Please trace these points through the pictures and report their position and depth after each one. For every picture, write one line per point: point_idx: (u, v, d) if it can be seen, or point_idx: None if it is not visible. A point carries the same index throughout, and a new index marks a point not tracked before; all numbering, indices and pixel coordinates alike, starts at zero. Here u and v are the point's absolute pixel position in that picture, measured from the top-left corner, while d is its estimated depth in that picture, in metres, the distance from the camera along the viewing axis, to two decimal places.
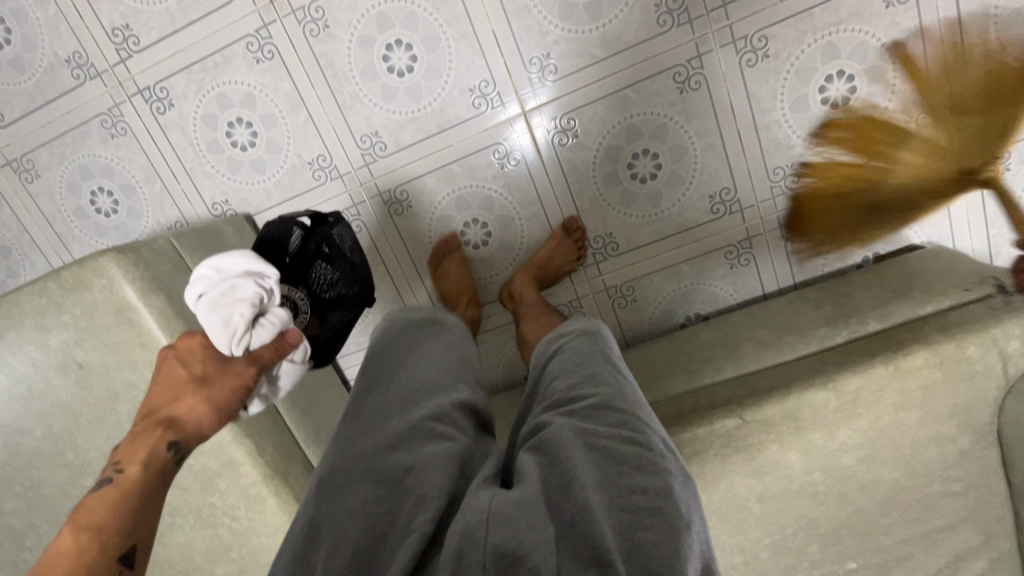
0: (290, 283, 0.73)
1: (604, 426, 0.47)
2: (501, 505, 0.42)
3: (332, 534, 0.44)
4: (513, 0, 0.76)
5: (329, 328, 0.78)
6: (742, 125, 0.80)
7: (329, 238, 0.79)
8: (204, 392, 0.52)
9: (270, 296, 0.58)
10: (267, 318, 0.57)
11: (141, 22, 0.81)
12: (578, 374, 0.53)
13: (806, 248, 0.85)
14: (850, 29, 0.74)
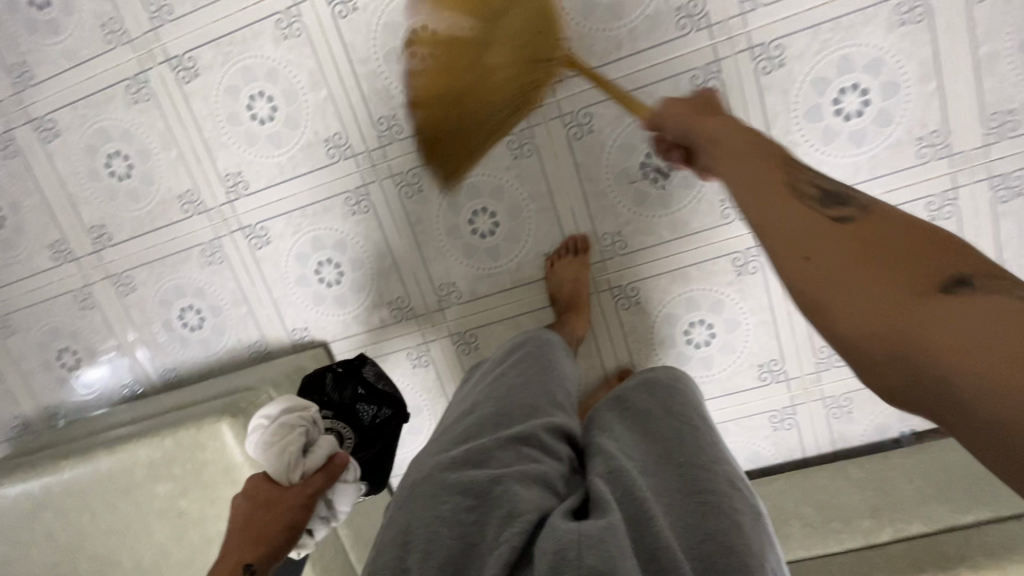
0: (337, 417, 0.81)
1: (678, 462, 0.56)
2: (589, 527, 0.48)
3: (426, 530, 0.52)
4: (592, 184, 0.85)
5: (373, 456, 0.81)
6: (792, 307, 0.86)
7: (361, 377, 0.85)
8: (274, 514, 0.60)
9: (314, 425, 0.66)
10: (318, 447, 0.64)
11: (252, 170, 0.89)
12: (647, 428, 0.62)
13: (848, 419, 0.90)
14: None
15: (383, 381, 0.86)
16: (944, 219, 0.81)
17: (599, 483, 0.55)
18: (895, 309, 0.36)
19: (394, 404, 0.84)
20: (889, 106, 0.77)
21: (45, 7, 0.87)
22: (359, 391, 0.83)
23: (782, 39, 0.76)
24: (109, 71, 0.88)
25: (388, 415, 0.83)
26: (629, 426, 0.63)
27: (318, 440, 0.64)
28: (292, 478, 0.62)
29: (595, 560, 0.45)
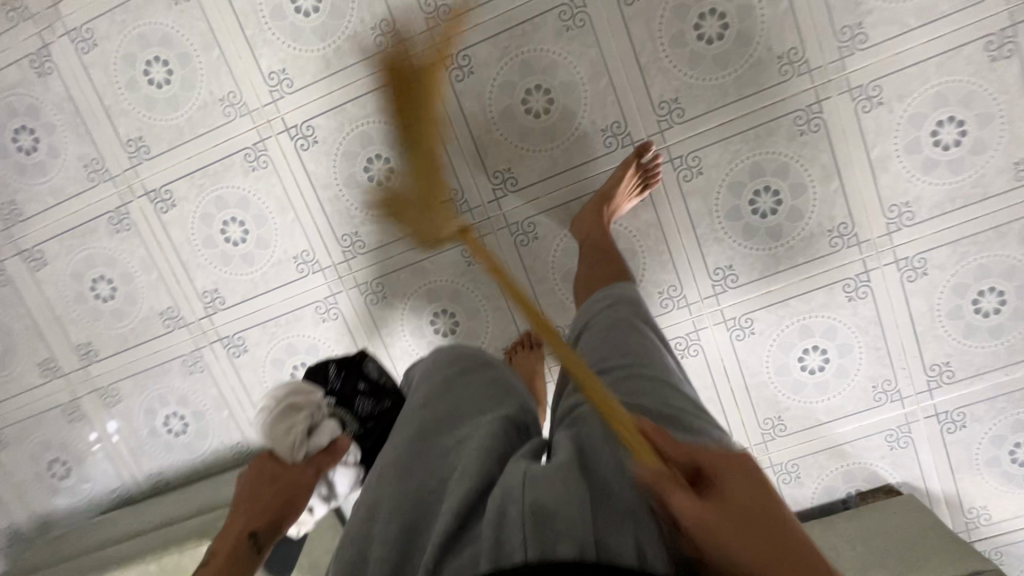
0: (339, 407, 0.86)
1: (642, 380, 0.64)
2: (536, 473, 0.53)
3: (392, 507, 0.55)
4: (541, 285, 0.93)
5: (375, 444, 0.84)
6: (734, 384, 0.94)
7: (364, 371, 0.89)
8: (278, 489, 0.74)
9: (318, 409, 0.78)
10: (320, 430, 0.77)
11: (227, 287, 0.97)
12: (613, 346, 0.70)
13: (796, 482, 0.96)
14: (821, 316, 0.90)
15: (380, 376, 0.88)
16: (862, 298, 0.89)
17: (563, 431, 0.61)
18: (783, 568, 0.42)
19: (392, 397, 0.86)
20: (800, 204, 0.86)
21: (31, 152, 0.95)
22: (360, 385, 0.87)
23: (697, 152, 0.86)
24: (92, 204, 0.95)
25: (388, 406, 0.85)
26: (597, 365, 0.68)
27: (321, 423, 0.77)
28: (296, 456, 0.75)
29: (537, 493, 0.50)
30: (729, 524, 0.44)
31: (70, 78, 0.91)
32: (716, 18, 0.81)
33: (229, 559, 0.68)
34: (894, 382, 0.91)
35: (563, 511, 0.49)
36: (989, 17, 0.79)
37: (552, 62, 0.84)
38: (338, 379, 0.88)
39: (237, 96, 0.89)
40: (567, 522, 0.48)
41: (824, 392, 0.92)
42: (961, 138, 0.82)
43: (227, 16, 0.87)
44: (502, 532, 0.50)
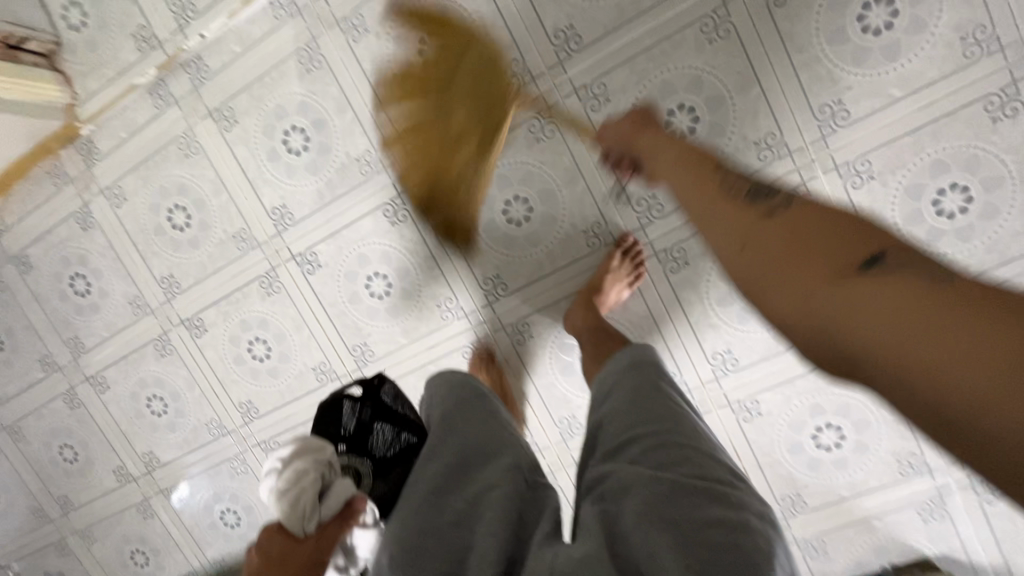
0: (353, 448, 0.82)
1: (675, 446, 0.56)
2: (564, 561, 0.50)
3: None
4: (541, 378, 0.97)
5: (393, 488, 0.78)
6: (746, 463, 0.93)
7: (379, 398, 0.87)
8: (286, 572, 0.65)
9: (331, 469, 0.69)
10: (332, 495, 0.67)
11: (259, 397, 1.07)
12: (635, 405, 0.61)
13: (823, 558, 0.94)
14: (832, 394, 0.87)
15: (403, 407, 0.86)
16: None
17: (592, 504, 0.55)
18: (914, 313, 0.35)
19: (416, 429, 0.82)
20: None
21: (86, 295, 1.08)
22: (376, 411, 0.85)
23: (682, 244, 0.85)
24: (139, 335, 1.08)
25: (409, 441, 0.81)
26: (628, 422, 0.60)
27: (335, 484, 0.68)
28: (308, 529, 0.66)
29: None
30: (821, 285, 0.40)
31: (108, 230, 1.03)
32: (685, 112, 0.81)
33: None
34: (920, 455, 0.87)
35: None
36: (986, 78, 0.73)
37: (527, 173, 0.87)
38: (353, 417, 0.85)
39: (247, 232, 0.98)
40: None
41: (843, 469, 0.89)
42: (967, 205, 0.77)
43: (230, 163, 0.95)
44: None
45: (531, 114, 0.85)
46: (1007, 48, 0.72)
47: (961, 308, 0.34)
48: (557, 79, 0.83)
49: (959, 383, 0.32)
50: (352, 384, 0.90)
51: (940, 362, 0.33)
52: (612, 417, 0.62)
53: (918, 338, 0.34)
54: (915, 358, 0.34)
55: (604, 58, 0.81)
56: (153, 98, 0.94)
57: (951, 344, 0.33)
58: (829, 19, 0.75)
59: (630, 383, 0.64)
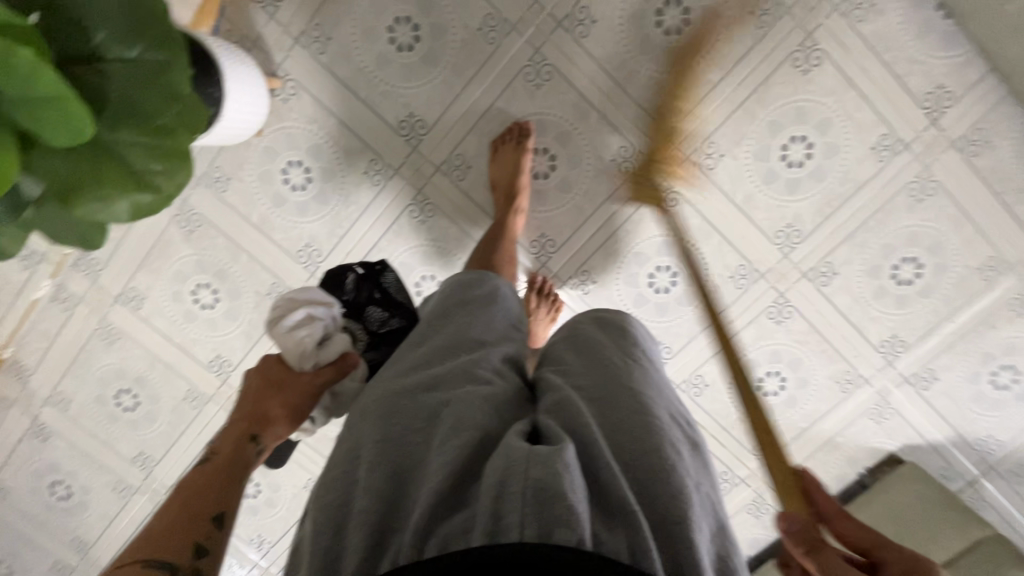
0: (350, 316, 0.81)
1: (624, 388, 0.60)
2: (539, 449, 0.49)
3: (378, 445, 0.56)
4: None
5: (383, 359, 0.80)
6: (711, 429, 1.00)
7: (382, 283, 0.82)
8: (283, 396, 0.69)
9: (332, 318, 0.73)
10: (333, 340, 0.72)
11: (268, 528, 1.13)
12: (592, 354, 0.65)
13: None
14: (761, 347, 0.95)
15: (398, 293, 0.82)
16: (789, 317, 0.93)
17: (547, 414, 0.58)
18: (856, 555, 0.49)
19: (407, 316, 0.80)
20: (693, 269, 0.91)
21: (70, 496, 1.11)
22: (375, 296, 0.81)
23: (584, 265, 0.92)
24: (135, 513, 1.11)
25: (399, 327, 0.80)
26: (566, 365, 0.65)
27: (335, 334, 0.72)
28: (306, 363, 0.71)
29: (541, 472, 0.48)
30: None
31: (66, 434, 1.06)
32: (544, 155, 0.87)
33: (226, 466, 0.62)
34: (853, 371, 0.95)
35: (568, 495, 0.46)
36: (786, 39, 0.79)
37: (424, 252, 0.92)
38: (352, 291, 0.81)
39: (195, 391, 1.02)
40: (569, 501, 0.46)
41: (793, 404, 0.98)
42: (810, 151, 0.84)
43: (154, 335, 0.98)
44: (501, 505, 0.47)
45: (407, 201, 0.89)
46: (792, 8, 0.78)
47: None
48: (413, 127, 0.85)
49: None
50: (359, 261, 0.86)
51: None
52: (570, 357, 0.66)
53: None
54: None
55: (452, 131, 0.86)
56: (59, 302, 0.96)
57: None
58: (632, 32, 0.80)
59: (585, 332, 0.67)
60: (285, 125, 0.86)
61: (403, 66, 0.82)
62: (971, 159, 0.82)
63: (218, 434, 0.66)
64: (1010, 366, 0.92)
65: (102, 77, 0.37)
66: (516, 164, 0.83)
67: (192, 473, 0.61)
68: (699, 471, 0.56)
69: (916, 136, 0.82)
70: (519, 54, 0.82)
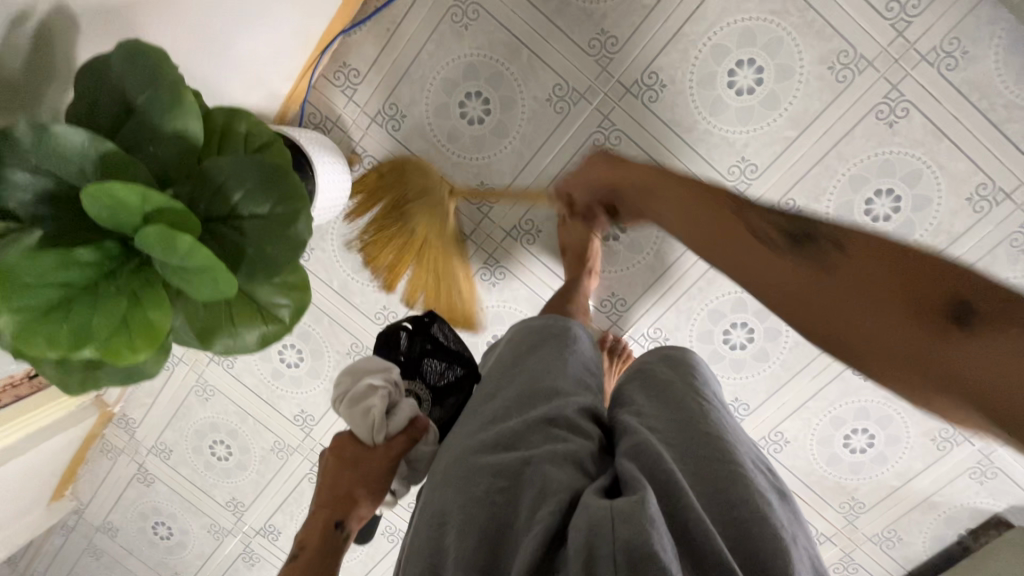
0: (408, 376, 0.77)
1: (702, 433, 0.55)
2: (620, 504, 0.46)
3: (460, 507, 0.52)
4: None
5: (450, 416, 0.75)
6: (794, 487, 0.97)
7: (434, 335, 0.79)
8: (355, 474, 0.66)
9: (393, 386, 0.69)
10: (400, 408, 0.68)
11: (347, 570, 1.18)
12: (665, 396, 0.61)
13: (899, 545, 0.97)
14: (846, 404, 0.90)
15: (453, 341, 0.79)
16: None
17: (625, 461, 0.53)
18: (909, 280, 0.42)
19: (466, 364, 0.77)
20: (771, 325, 0.88)
21: (171, 536, 1.19)
22: (430, 347, 0.78)
23: (657, 323, 0.91)
24: (228, 553, 1.19)
25: (460, 375, 0.77)
26: (639, 408, 0.61)
27: (401, 402, 0.68)
28: (376, 438, 0.66)
29: (628, 531, 0.43)
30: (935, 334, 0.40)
31: (168, 480, 1.15)
32: None
33: (317, 554, 0.62)
34: (951, 429, 0.89)
35: (660, 556, 0.42)
36: (868, 92, 0.77)
37: (496, 313, 0.95)
38: (406, 347, 0.78)
39: (282, 442, 1.08)
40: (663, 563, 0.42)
41: (883, 463, 0.93)
42: (897, 205, 0.80)
43: (244, 391, 1.05)
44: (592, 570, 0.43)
45: (479, 265, 0.92)
46: (874, 61, 0.75)
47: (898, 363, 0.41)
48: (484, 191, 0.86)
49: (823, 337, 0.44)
50: (410, 316, 0.83)
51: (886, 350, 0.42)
52: (645, 399, 0.62)
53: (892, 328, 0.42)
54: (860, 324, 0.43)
55: (522, 197, 0.88)
56: None
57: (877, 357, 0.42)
58: (703, 94, 0.80)
59: (654, 369, 0.65)
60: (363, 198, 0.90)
61: (473, 138, 0.85)
62: None
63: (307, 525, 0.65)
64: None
65: (237, 232, 0.40)
66: (587, 229, 0.84)
67: (287, 566, 0.61)
68: (794, 523, 0.52)
69: (1018, 185, 0.77)
70: (588, 121, 0.82)
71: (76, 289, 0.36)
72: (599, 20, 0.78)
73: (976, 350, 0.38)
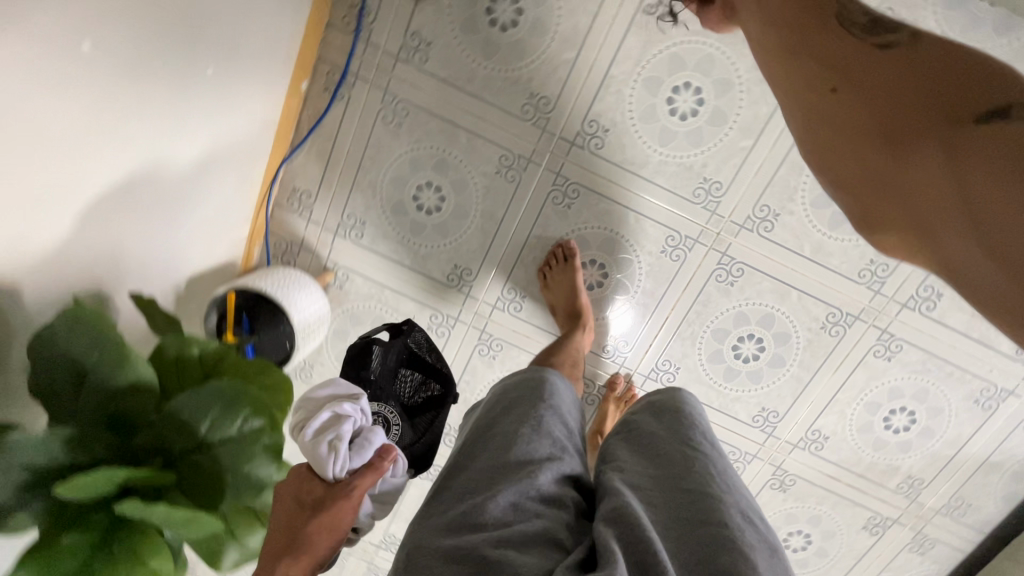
0: (380, 395, 0.76)
1: (682, 490, 0.47)
2: None
3: None
4: None
5: (426, 433, 0.76)
6: (849, 479, 0.94)
7: (410, 348, 0.80)
8: None
9: (360, 414, 0.56)
10: (363, 441, 0.53)
11: None
12: (652, 451, 0.53)
13: (970, 510, 0.94)
14: (877, 387, 0.87)
15: (428, 353, 0.81)
16: (900, 351, 0.85)
17: (604, 527, 0.45)
18: (1009, 190, 0.38)
19: (442, 381, 0.79)
20: (779, 331, 0.86)
21: None
22: (405, 360, 0.79)
23: (662, 354, 0.90)
24: None
25: (434, 392, 0.79)
26: (621, 466, 0.52)
27: (367, 430, 0.54)
28: None
29: None
30: (898, 143, 0.46)
31: None
32: (594, 266, 0.86)
33: None
34: (992, 386, 0.86)
35: None
36: None
37: None
38: (379, 365, 0.77)
39: None
40: None
41: (932, 435, 0.89)
42: None
43: None
44: None
45: (475, 342, 0.92)
46: None
47: (913, 126, 0.45)
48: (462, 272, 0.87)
49: (876, 126, 0.48)
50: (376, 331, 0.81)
51: (910, 121, 0.45)
52: (632, 453, 0.53)
53: (899, 140, 0.46)
54: (908, 129, 0.45)
55: (498, 269, 0.87)
56: None
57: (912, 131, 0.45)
58: (647, 128, 0.78)
59: (639, 422, 0.56)
60: (346, 309, 0.91)
61: (436, 227, 0.85)
62: None
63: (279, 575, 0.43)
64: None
65: (212, 459, 0.42)
66: (570, 287, 0.84)
67: None
68: None
69: None
70: (542, 182, 0.82)
71: (72, 573, 0.37)
72: (526, 84, 0.78)
73: (969, 248, 0.40)
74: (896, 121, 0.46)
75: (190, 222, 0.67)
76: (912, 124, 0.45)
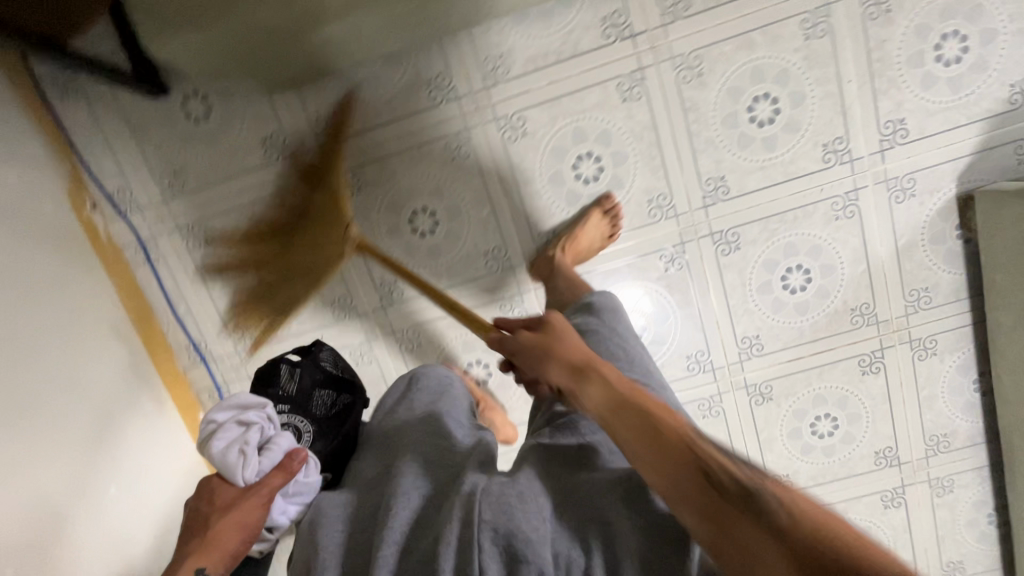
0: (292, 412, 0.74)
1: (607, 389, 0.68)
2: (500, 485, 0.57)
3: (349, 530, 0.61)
4: None
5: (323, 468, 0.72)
6: (810, 350, 0.94)
7: (323, 363, 0.78)
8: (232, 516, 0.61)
9: (269, 420, 0.66)
10: (272, 446, 0.65)
11: None
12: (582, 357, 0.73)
13: (932, 292, 0.91)
14: (752, 275, 0.91)
15: (338, 368, 0.79)
16: (737, 239, 0.89)
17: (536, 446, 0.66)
18: None
19: (353, 391, 0.77)
20: (640, 297, 0.93)
21: None
22: (318, 377, 0.77)
23: None
24: None
25: (346, 403, 0.76)
26: None
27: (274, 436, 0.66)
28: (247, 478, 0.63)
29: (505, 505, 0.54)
30: (715, 519, 0.44)
31: None
32: (476, 364, 0.98)
33: None
34: (837, 198, 0.87)
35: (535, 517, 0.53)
36: (488, 138, 0.86)
37: None
38: (291, 381, 0.76)
39: None
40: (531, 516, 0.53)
41: (832, 270, 0.90)
42: (597, 158, 0.87)
43: None
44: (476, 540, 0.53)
45: None
46: (466, 125, 0.86)
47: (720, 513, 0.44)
48: None
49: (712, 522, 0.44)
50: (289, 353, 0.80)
51: (702, 503, 0.45)
52: None
53: (729, 532, 0.43)
54: (739, 532, 0.42)
55: None
56: None
57: (723, 520, 0.43)
58: (418, 257, 0.92)
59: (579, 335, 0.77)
60: None
61: None
62: (688, 14, 0.80)
63: (197, 553, 0.60)
64: (950, 33, 0.80)
65: None
66: None
67: None
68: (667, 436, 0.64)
69: (636, 58, 0.82)
70: (388, 344, 0.97)
71: None
72: (322, 300, 0.95)
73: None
74: (703, 502, 0.45)
75: (166, 566, 0.88)
76: (732, 523, 0.43)
